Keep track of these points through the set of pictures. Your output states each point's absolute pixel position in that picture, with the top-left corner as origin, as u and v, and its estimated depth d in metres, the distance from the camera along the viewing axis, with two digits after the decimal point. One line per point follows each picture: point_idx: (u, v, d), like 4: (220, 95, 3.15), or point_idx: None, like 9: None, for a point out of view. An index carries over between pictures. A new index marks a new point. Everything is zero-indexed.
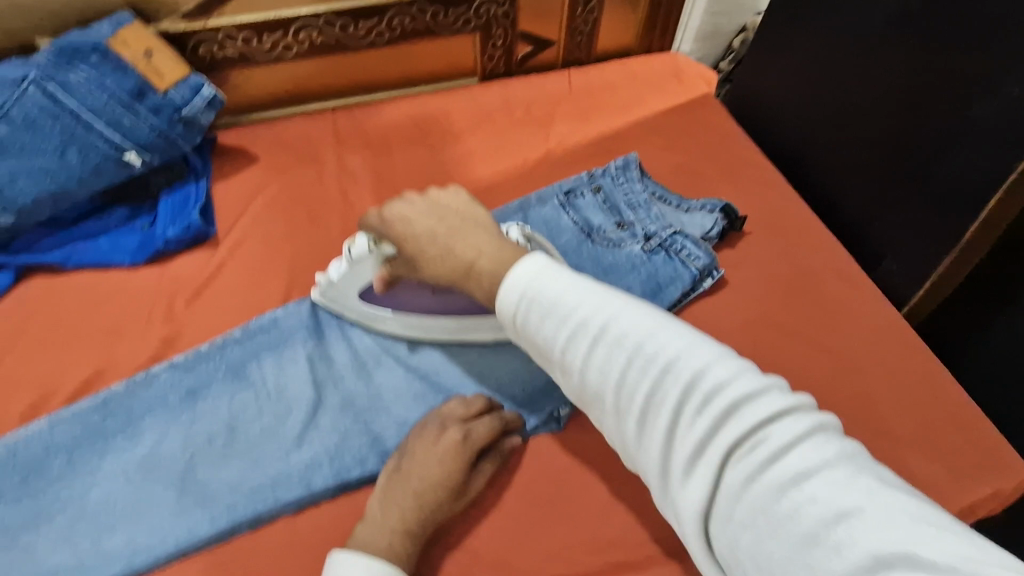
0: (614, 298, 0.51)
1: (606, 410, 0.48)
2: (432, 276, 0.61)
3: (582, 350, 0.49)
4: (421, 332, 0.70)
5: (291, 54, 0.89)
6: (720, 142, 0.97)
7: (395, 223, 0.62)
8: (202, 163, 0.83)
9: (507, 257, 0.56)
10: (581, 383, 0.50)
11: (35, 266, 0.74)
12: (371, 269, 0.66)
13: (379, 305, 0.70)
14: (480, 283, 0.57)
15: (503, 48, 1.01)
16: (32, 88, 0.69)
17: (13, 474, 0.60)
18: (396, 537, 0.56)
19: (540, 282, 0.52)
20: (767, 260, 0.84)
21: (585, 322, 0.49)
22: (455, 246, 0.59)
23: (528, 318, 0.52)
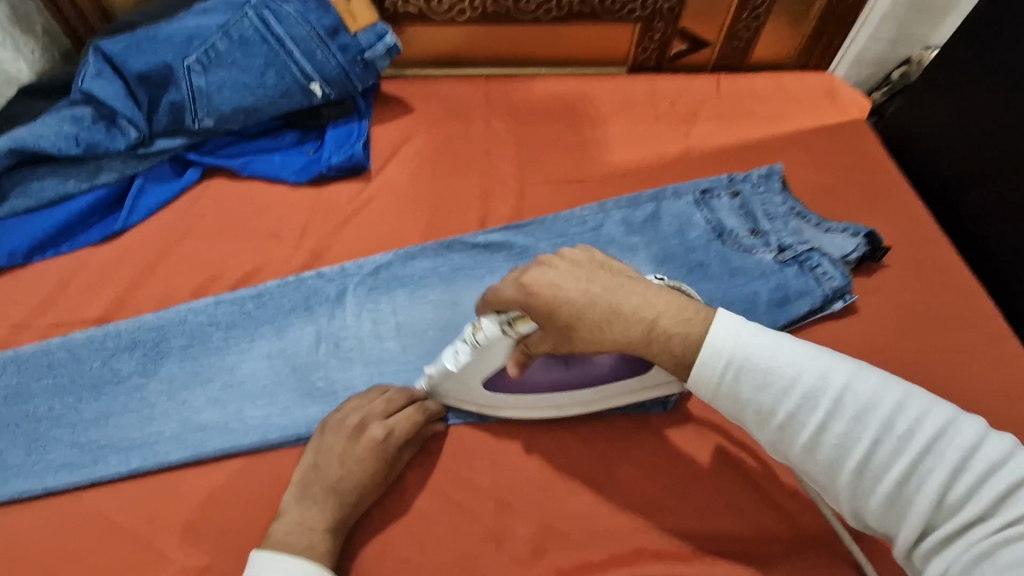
0: (838, 363, 0.48)
1: (843, 487, 0.47)
2: (594, 341, 0.53)
3: (820, 427, 0.47)
4: (550, 410, 0.65)
5: (463, 18, 0.95)
6: (867, 169, 0.94)
7: (545, 299, 0.53)
8: (366, 106, 0.90)
9: (684, 309, 0.52)
10: (812, 458, 0.48)
11: (217, 169, 0.83)
12: (504, 351, 0.58)
13: (505, 387, 0.63)
14: (668, 347, 0.52)
15: (659, 43, 1.02)
16: (251, 13, 0.79)
17: (180, 337, 0.68)
18: (317, 535, 0.55)
19: (752, 349, 0.49)
20: (900, 294, 0.80)
21: (819, 395, 0.47)
22: (622, 306, 0.52)
23: (739, 387, 0.49)
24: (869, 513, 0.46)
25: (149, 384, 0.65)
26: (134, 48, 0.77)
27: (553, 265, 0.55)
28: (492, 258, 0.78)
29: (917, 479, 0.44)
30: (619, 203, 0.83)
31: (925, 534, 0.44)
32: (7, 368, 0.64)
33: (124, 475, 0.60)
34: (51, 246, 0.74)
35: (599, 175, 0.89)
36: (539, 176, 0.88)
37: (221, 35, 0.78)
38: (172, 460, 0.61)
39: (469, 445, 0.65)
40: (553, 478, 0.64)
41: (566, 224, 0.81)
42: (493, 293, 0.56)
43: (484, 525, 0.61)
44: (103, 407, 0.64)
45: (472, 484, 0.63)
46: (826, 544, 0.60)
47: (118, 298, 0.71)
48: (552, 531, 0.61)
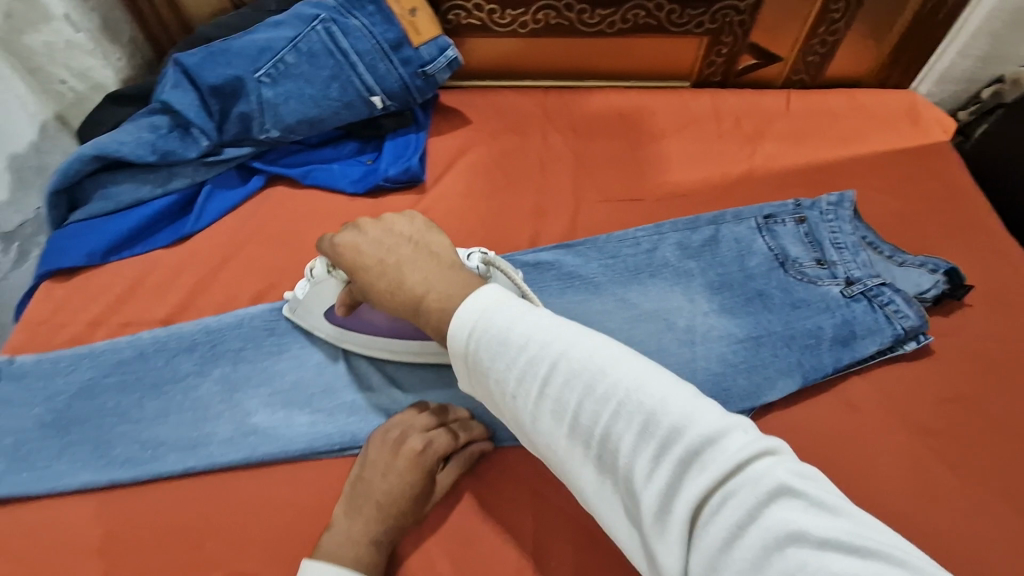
0: (564, 326, 0.46)
1: (565, 455, 0.44)
2: (382, 305, 0.56)
3: (538, 393, 0.44)
4: (382, 351, 0.69)
5: (525, 31, 0.94)
6: (950, 197, 0.87)
7: (348, 256, 0.57)
8: (424, 118, 0.91)
9: (455, 287, 0.51)
10: (534, 426, 0.45)
11: (280, 176, 0.85)
12: (333, 291, 0.64)
13: (348, 325, 0.68)
14: (428, 319, 0.52)
15: (727, 57, 0.99)
16: (320, 28, 0.81)
17: (236, 341, 0.71)
18: (363, 547, 0.56)
19: (491, 311, 0.47)
20: (983, 337, 0.74)
21: (535, 360, 0.44)
22: (404, 279, 0.54)
23: (475, 354, 0.46)
24: (585, 485, 0.43)
25: (205, 386, 0.68)
26: (209, 60, 0.80)
27: (365, 229, 0.59)
28: (545, 277, 0.77)
29: (618, 443, 0.41)
30: (676, 224, 0.81)
31: (625, 503, 0.41)
32: (82, 363, 0.68)
33: (181, 473, 0.63)
34: (125, 247, 0.78)
35: (657, 194, 0.87)
36: (593, 192, 0.87)
37: (290, 48, 0.80)
38: (226, 462, 0.63)
39: (511, 467, 0.65)
40: (595, 510, 0.62)
41: (620, 244, 0.80)
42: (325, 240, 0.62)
43: (523, 555, 0.60)
44: (163, 405, 0.67)
45: (513, 508, 0.62)
46: None
47: (184, 300, 0.74)
48: (593, 566, 0.59)
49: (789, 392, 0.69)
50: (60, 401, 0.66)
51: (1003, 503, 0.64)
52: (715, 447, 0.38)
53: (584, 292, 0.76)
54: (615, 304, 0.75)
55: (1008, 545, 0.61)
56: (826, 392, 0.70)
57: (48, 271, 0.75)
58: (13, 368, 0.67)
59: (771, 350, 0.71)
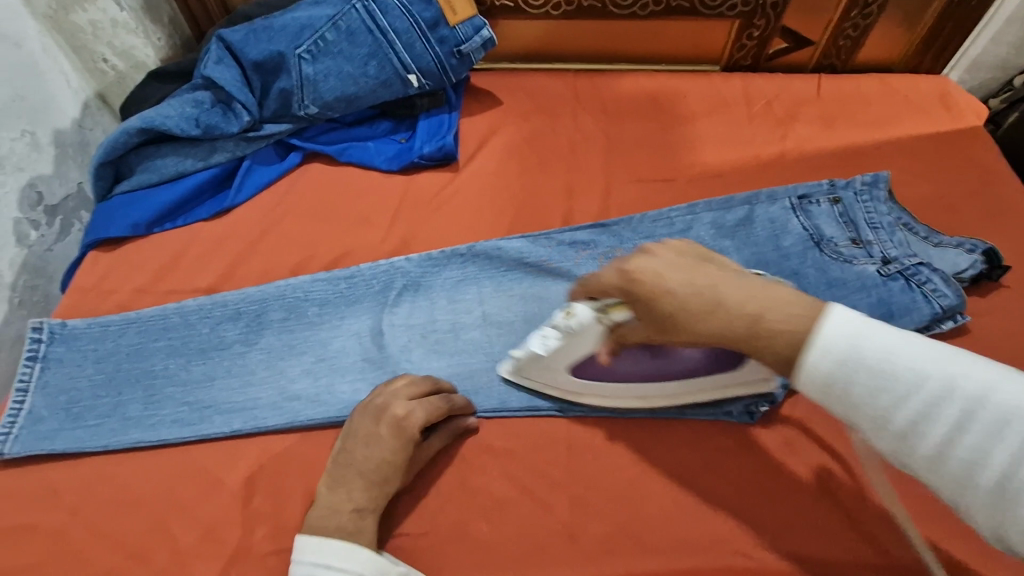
0: (972, 362, 0.40)
1: (983, 507, 0.39)
2: (695, 338, 0.49)
3: (943, 434, 0.39)
4: (636, 400, 0.65)
5: (557, 13, 0.95)
6: (984, 181, 0.87)
7: (644, 286, 0.50)
8: (457, 99, 0.92)
9: (792, 303, 0.46)
10: (931, 470, 0.40)
11: (317, 154, 0.87)
12: (597, 336, 0.58)
13: (595, 373, 0.63)
14: (772, 343, 0.45)
15: (758, 40, 0.99)
16: (359, 6, 0.82)
17: (278, 310, 0.72)
18: (348, 516, 0.56)
19: (864, 338, 0.42)
20: (1019, 318, 0.74)
21: (935, 399, 0.39)
22: (728, 299, 0.47)
23: (847, 387, 0.42)
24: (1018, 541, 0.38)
25: (250, 352, 0.69)
26: (252, 37, 0.82)
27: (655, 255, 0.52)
28: (577, 255, 0.77)
29: None
30: (711, 204, 0.81)
31: None
32: (130, 328, 0.70)
33: (227, 435, 0.64)
34: (169, 220, 0.80)
35: (689, 175, 0.87)
36: (626, 172, 0.87)
37: (330, 26, 0.82)
38: (271, 424, 0.64)
39: (547, 436, 0.66)
40: (630, 480, 0.63)
41: (654, 224, 0.80)
42: (591, 278, 0.56)
43: (560, 520, 0.61)
44: (208, 370, 0.68)
45: (549, 476, 0.63)
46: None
47: (226, 271, 0.76)
48: (629, 531, 0.60)
49: None
50: (110, 363, 0.68)
51: None
52: None
53: None
54: None
55: None
56: None
57: (95, 240, 0.77)
58: (64, 330, 0.69)
59: None
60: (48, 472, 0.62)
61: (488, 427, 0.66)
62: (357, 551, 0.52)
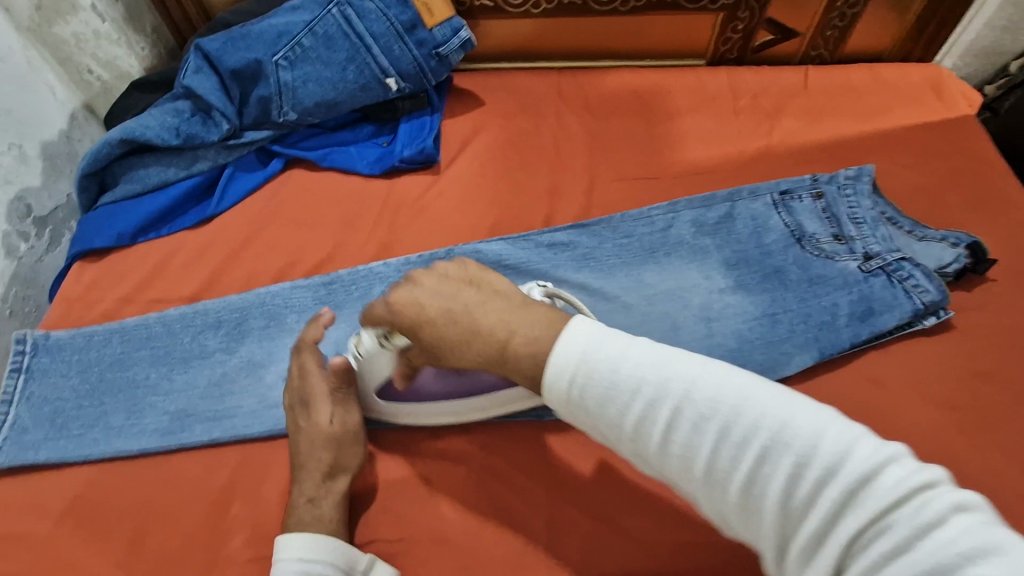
0: (685, 359, 0.45)
1: (701, 497, 0.43)
2: (462, 363, 0.53)
3: (661, 428, 0.43)
4: (450, 417, 0.65)
5: (537, 11, 0.94)
6: (975, 170, 0.85)
7: (408, 317, 0.53)
8: (439, 101, 0.91)
9: (537, 324, 0.50)
10: (662, 469, 0.44)
11: (299, 159, 0.87)
12: (389, 363, 0.60)
13: (401, 396, 0.64)
14: (520, 366, 0.50)
15: (743, 33, 0.97)
16: (335, 11, 0.82)
17: (259, 318, 0.73)
18: (315, 503, 0.58)
19: (592, 349, 0.46)
20: (1006, 311, 0.73)
21: (655, 397, 0.44)
22: (479, 325, 0.51)
23: (583, 395, 0.46)
24: (730, 522, 0.42)
25: (231, 360, 0.70)
26: (230, 45, 0.82)
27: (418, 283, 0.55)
28: (558, 257, 0.77)
29: (760, 479, 0.39)
30: (691, 202, 0.80)
31: (777, 545, 0.39)
32: (113, 338, 0.71)
33: (207, 443, 0.65)
34: (153, 229, 0.81)
35: (672, 172, 0.87)
36: (609, 171, 0.87)
37: (307, 32, 0.82)
38: (250, 432, 0.65)
39: (525, 439, 0.66)
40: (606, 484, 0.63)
41: (634, 223, 0.79)
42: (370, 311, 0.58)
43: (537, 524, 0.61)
44: (191, 378, 0.69)
45: (527, 479, 0.63)
46: None
47: (208, 279, 0.77)
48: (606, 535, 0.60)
49: (804, 367, 0.69)
50: (94, 373, 0.69)
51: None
52: (864, 474, 0.36)
53: (599, 272, 0.77)
54: (630, 283, 0.75)
55: None
56: (842, 367, 0.70)
57: (81, 251, 0.79)
58: (49, 342, 0.71)
59: (787, 327, 0.71)
60: (36, 481, 0.64)
61: (467, 431, 0.66)
62: (284, 539, 0.56)
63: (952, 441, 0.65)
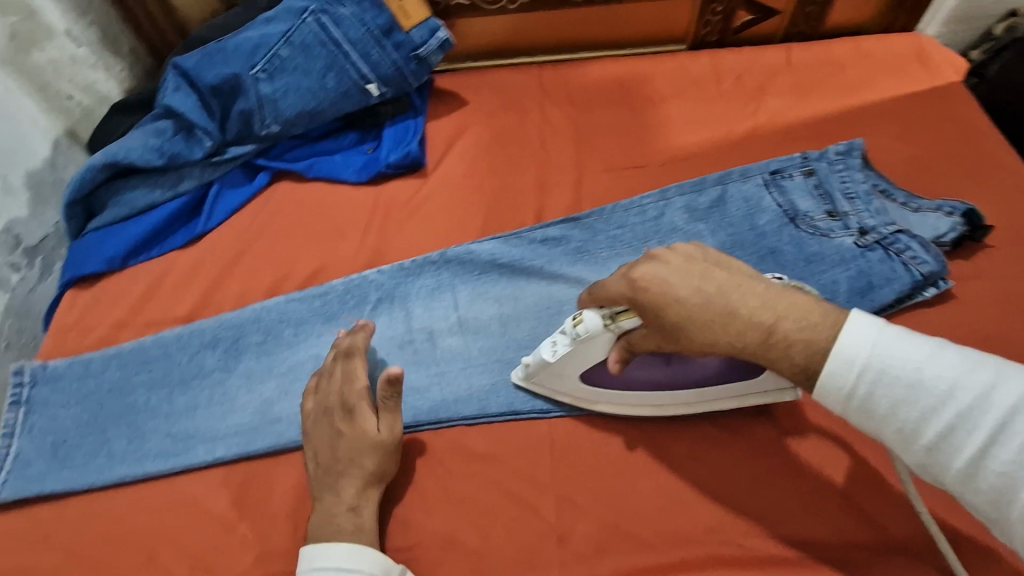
0: (1005, 373, 0.42)
1: (1022, 523, 0.40)
2: (716, 351, 0.51)
3: (970, 442, 0.41)
4: (648, 408, 0.64)
5: (515, 7, 0.94)
6: (965, 137, 0.85)
7: (651, 294, 0.51)
8: (422, 103, 0.91)
9: (808, 312, 0.49)
10: (964, 488, 0.42)
11: (285, 172, 0.86)
12: (604, 346, 0.57)
13: (604, 380, 0.62)
14: (789, 354, 0.48)
15: (722, 15, 0.97)
16: (310, 19, 0.81)
17: (255, 334, 0.72)
18: (345, 515, 0.58)
19: (888, 353, 0.44)
20: (1005, 277, 0.72)
21: (965, 409, 0.42)
22: (739, 309, 0.49)
23: (872, 400, 0.45)
24: None
25: (230, 378, 0.70)
26: (207, 60, 0.81)
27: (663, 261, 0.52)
28: (552, 252, 0.77)
29: None
30: (683, 188, 0.79)
31: None
32: (110, 364, 0.70)
33: (212, 463, 0.65)
34: (143, 251, 0.80)
35: (661, 159, 0.86)
36: (598, 162, 0.86)
37: (284, 42, 0.81)
38: (254, 449, 0.65)
39: (531, 439, 0.65)
40: (614, 478, 0.63)
41: (626, 213, 0.79)
42: (600, 287, 0.56)
43: (547, 523, 0.61)
44: (191, 399, 0.69)
45: (534, 478, 0.63)
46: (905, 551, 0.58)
47: (202, 299, 0.76)
48: (616, 529, 0.60)
49: None
50: (93, 401, 0.69)
51: None
52: None
53: (594, 265, 0.76)
54: None
55: None
56: None
57: (71, 278, 0.78)
58: (46, 372, 0.70)
59: None
60: (41, 513, 0.63)
61: (471, 434, 0.66)
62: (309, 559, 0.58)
63: None
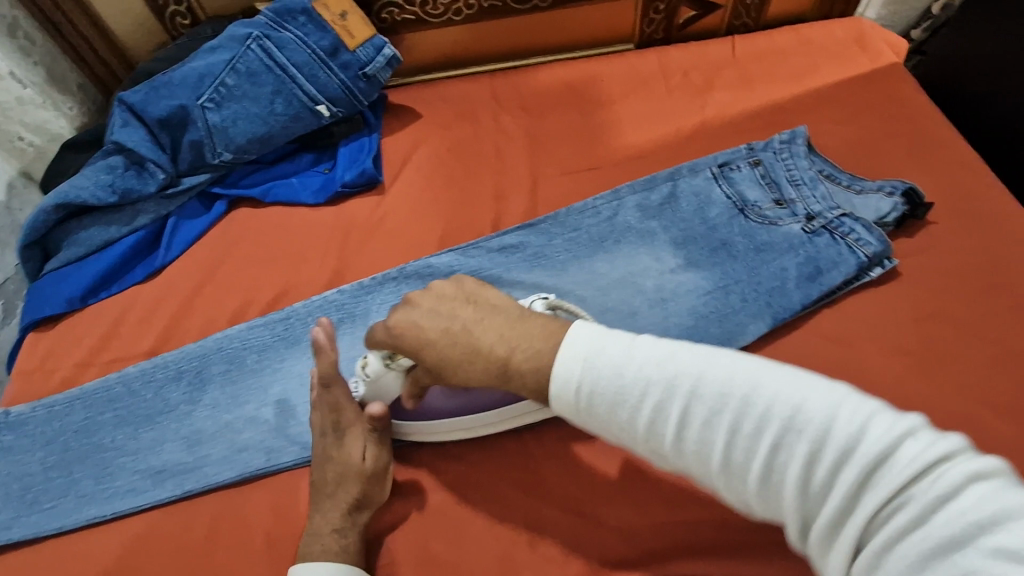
0: (692, 353, 0.45)
1: (720, 489, 0.43)
2: (463, 381, 0.53)
3: (675, 425, 0.44)
4: (459, 433, 0.65)
5: (460, 18, 0.95)
6: (906, 116, 0.87)
7: (406, 336, 0.54)
8: (376, 119, 0.91)
9: (538, 335, 0.50)
10: (678, 464, 0.45)
11: (242, 198, 0.86)
12: (396, 383, 0.62)
13: (408, 414, 0.65)
14: (522, 380, 0.50)
15: (665, 13, 0.98)
16: (254, 46, 0.82)
17: (219, 363, 0.72)
18: (332, 535, 0.59)
19: (595, 353, 0.47)
20: (950, 251, 0.74)
21: (665, 394, 0.44)
22: (477, 342, 0.52)
23: (592, 401, 0.46)
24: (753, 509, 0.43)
25: (196, 410, 0.70)
26: (153, 94, 0.81)
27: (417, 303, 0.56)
28: (509, 260, 0.78)
29: (781, 470, 0.40)
30: (634, 186, 0.81)
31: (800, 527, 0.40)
32: (75, 405, 0.70)
33: (180, 496, 0.65)
34: (103, 289, 0.80)
35: (614, 160, 0.87)
36: (552, 167, 0.87)
37: (229, 70, 0.82)
38: (221, 479, 0.65)
39: (498, 447, 0.67)
40: (582, 478, 0.64)
41: (580, 215, 0.80)
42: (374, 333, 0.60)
43: (517, 529, 0.62)
44: (158, 434, 0.69)
45: (502, 485, 0.64)
46: None
47: (165, 332, 0.76)
48: (586, 529, 0.61)
49: (760, 335, 0.70)
50: (59, 444, 0.69)
51: (981, 405, 0.65)
52: (883, 457, 0.37)
53: (551, 269, 0.77)
54: (583, 275, 0.76)
55: (993, 453, 0.62)
56: (798, 329, 0.71)
57: (32, 321, 0.78)
58: (10, 418, 0.70)
59: (739, 297, 0.72)
60: (14, 559, 0.64)
61: (438, 447, 0.67)
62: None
63: (911, 386, 0.66)
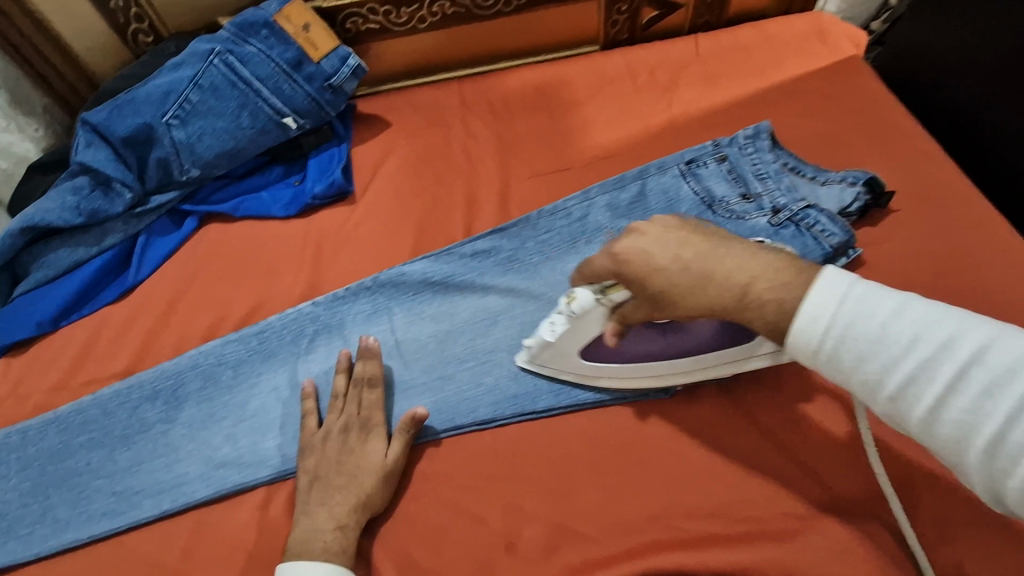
0: (974, 325, 0.40)
1: (972, 470, 0.40)
2: (683, 313, 0.53)
3: (930, 391, 0.41)
4: (643, 378, 0.66)
5: (425, 26, 0.95)
6: (867, 107, 0.89)
7: (633, 266, 0.53)
8: (345, 129, 0.91)
9: (779, 269, 0.49)
10: (929, 436, 0.42)
11: (212, 214, 0.86)
12: (599, 320, 0.59)
13: (604, 355, 0.64)
14: (761, 312, 0.49)
15: (628, 13, 0.99)
16: (217, 61, 0.82)
17: (194, 380, 0.72)
18: (333, 533, 0.59)
19: (850, 307, 0.44)
20: (912, 238, 0.76)
21: (928, 357, 0.41)
22: (714, 271, 0.51)
23: (838, 351, 0.45)
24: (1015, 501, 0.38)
25: (172, 429, 0.70)
26: (116, 113, 0.81)
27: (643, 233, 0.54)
28: (483, 265, 0.78)
29: None
30: (604, 187, 0.81)
31: None
32: (47, 430, 0.70)
33: (159, 516, 0.65)
34: (74, 311, 0.79)
35: (583, 161, 0.88)
36: (522, 170, 0.88)
37: (192, 86, 0.81)
38: (199, 497, 0.65)
39: (476, 451, 0.67)
40: (558, 478, 0.65)
41: (551, 218, 0.80)
42: (589, 265, 0.58)
43: (495, 531, 0.63)
44: (134, 455, 0.68)
45: (481, 489, 0.65)
46: (836, 512, 0.61)
47: (138, 352, 0.76)
48: (563, 527, 0.62)
49: None
50: (33, 470, 0.68)
51: None
52: None
53: (523, 272, 0.77)
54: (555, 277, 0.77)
55: None
56: None
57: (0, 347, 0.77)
58: None
59: None
60: None
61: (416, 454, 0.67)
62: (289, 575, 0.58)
63: None
